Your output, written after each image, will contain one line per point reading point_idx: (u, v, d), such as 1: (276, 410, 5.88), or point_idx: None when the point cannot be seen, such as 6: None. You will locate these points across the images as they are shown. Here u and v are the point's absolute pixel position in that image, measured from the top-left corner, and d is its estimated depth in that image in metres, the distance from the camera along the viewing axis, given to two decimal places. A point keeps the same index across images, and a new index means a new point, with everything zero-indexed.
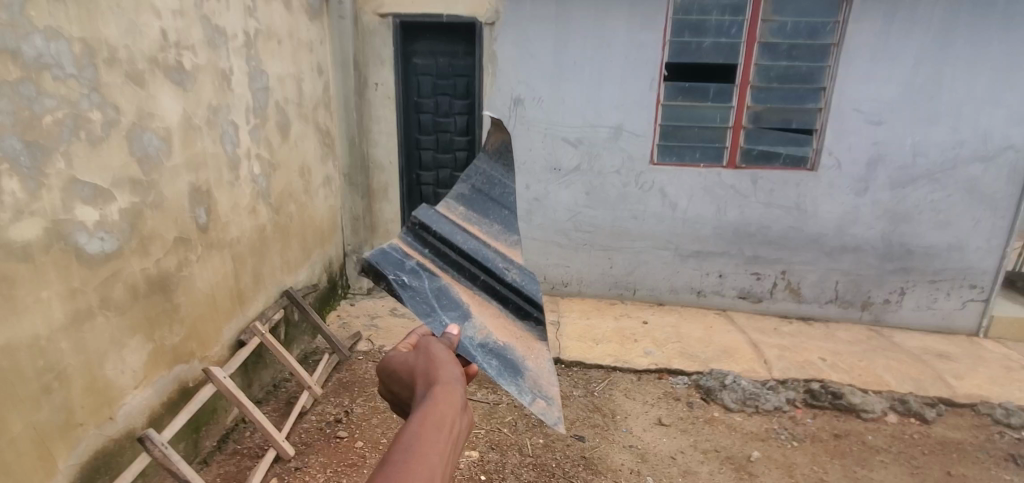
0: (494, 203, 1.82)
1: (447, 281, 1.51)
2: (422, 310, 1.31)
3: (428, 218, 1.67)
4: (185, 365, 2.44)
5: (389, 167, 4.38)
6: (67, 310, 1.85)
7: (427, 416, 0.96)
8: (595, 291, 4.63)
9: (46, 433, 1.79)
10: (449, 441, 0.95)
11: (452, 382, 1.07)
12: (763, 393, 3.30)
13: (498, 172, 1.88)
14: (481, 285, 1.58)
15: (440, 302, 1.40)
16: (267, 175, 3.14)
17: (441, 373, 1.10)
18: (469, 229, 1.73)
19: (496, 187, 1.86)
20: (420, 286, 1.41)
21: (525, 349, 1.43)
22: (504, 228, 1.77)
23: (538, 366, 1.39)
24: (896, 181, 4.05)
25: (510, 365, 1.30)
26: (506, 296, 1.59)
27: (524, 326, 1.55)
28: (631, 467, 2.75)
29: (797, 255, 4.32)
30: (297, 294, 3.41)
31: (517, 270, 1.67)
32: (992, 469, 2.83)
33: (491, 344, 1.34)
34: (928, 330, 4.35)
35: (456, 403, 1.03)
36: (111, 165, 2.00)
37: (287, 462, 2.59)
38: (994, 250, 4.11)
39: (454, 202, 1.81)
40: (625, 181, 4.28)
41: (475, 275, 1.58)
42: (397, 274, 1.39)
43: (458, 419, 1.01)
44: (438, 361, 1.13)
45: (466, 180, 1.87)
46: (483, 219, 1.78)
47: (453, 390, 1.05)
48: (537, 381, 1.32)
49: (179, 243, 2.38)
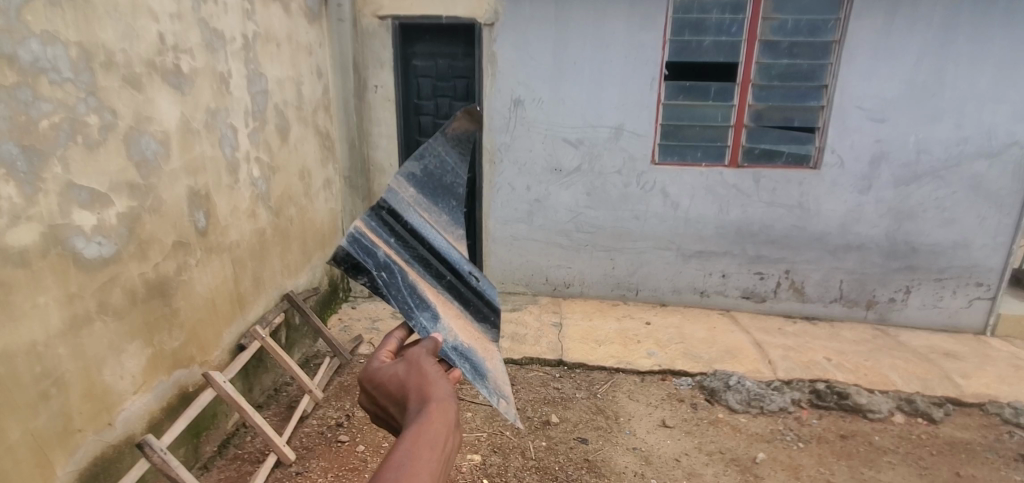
0: (444, 192, 1.80)
1: (417, 277, 1.51)
2: (403, 309, 1.31)
3: (397, 205, 1.64)
4: (184, 370, 2.42)
5: (389, 169, 4.38)
6: (64, 315, 1.84)
7: (421, 435, 0.94)
8: (597, 292, 4.61)
9: (45, 440, 1.78)
10: (442, 462, 0.93)
11: (445, 398, 1.06)
12: (768, 394, 3.26)
13: (452, 159, 1.84)
14: (446, 285, 1.62)
15: (416, 301, 1.39)
16: (267, 178, 3.13)
17: (434, 389, 1.08)
18: (423, 217, 1.70)
19: (449, 173, 1.83)
20: (395, 281, 1.38)
21: (490, 351, 1.50)
22: (452, 220, 1.78)
23: (498, 368, 1.44)
24: (900, 179, 4.02)
25: (479, 369, 1.34)
26: (467, 299, 1.65)
27: (483, 328, 1.62)
28: (635, 470, 2.72)
29: (800, 254, 4.29)
30: (297, 297, 3.38)
31: (475, 275, 1.74)
32: (1003, 469, 2.79)
33: (463, 347, 1.38)
34: (933, 329, 4.31)
35: (450, 421, 1.01)
36: (108, 170, 1.99)
37: (287, 467, 2.57)
38: (999, 247, 4.07)
39: (404, 182, 1.73)
40: (626, 181, 4.26)
41: (442, 275, 1.62)
42: (375, 268, 1.34)
43: (450, 438, 0.98)
44: (430, 377, 1.11)
45: (418, 160, 1.78)
46: (431, 206, 1.76)
47: (447, 407, 1.03)
48: (499, 383, 1.36)
49: (177, 247, 2.37)
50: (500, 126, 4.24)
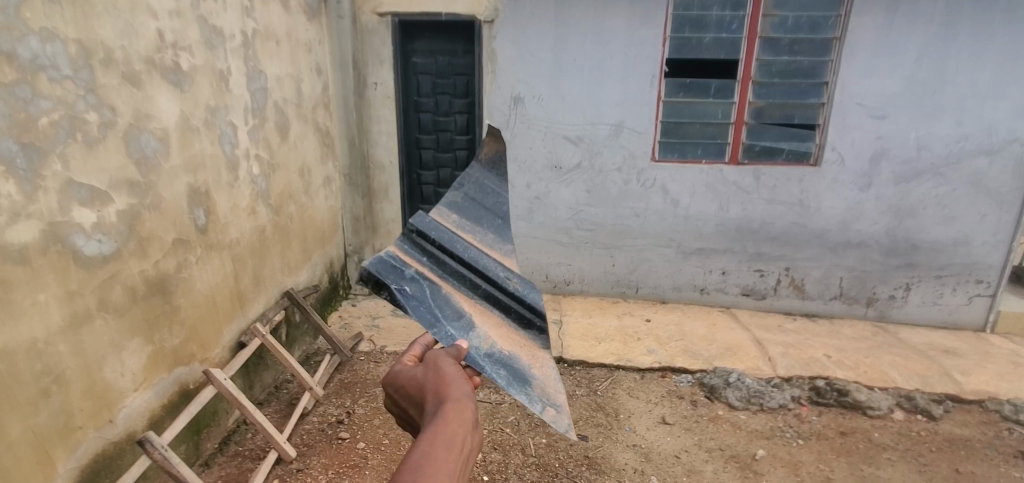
0: (487, 212, 1.87)
1: (448, 290, 1.57)
2: (428, 321, 1.38)
3: (425, 225, 1.71)
4: (185, 367, 2.43)
5: (389, 167, 4.38)
6: (64, 313, 1.84)
7: (438, 435, 0.96)
8: (597, 290, 4.61)
9: (45, 437, 1.78)
10: (461, 461, 0.95)
11: (463, 399, 1.08)
12: (768, 391, 3.26)
13: (490, 184, 1.93)
14: (482, 295, 1.65)
15: (444, 313, 1.46)
16: (266, 175, 3.12)
17: (452, 390, 1.11)
18: (468, 237, 1.76)
19: (489, 196, 1.91)
20: (422, 295, 1.46)
21: (528, 356, 1.53)
22: (499, 237, 1.82)
23: (544, 375, 1.49)
24: (900, 176, 4.01)
25: (518, 375, 1.40)
26: (507, 305, 1.66)
27: (525, 333, 1.62)
28: (635, 466, 2.73)
29: (801, 251, 4.29)
30: (298, 295, 3.39)
31: (517, 280, 1.74)
32: (1002, 466, 2.80)
33: (498, 354, 1.42)
34: (933, 326, 4.31)
35: (467, 421, 1.03)
36: (108, 167, 1.98)
37: (288, 464, 2.58)
38: (1000, 244, 4.06)
39: (446, 210, 1.81)
40: (626, 178, 4.26)
41: (478, 285, 1.66)
42: (401, 285, 1.43)
43: (468, 437, 1.00)
44: (448, 378, 1.14)
45: (458, 188, 1.89)
46: (476, 227, 1.82)
47: (464, 407, 1.06)
48: (544, 389, 1.43)
49: (177, 245, 2.37)
50: (500, 124, 4.23)
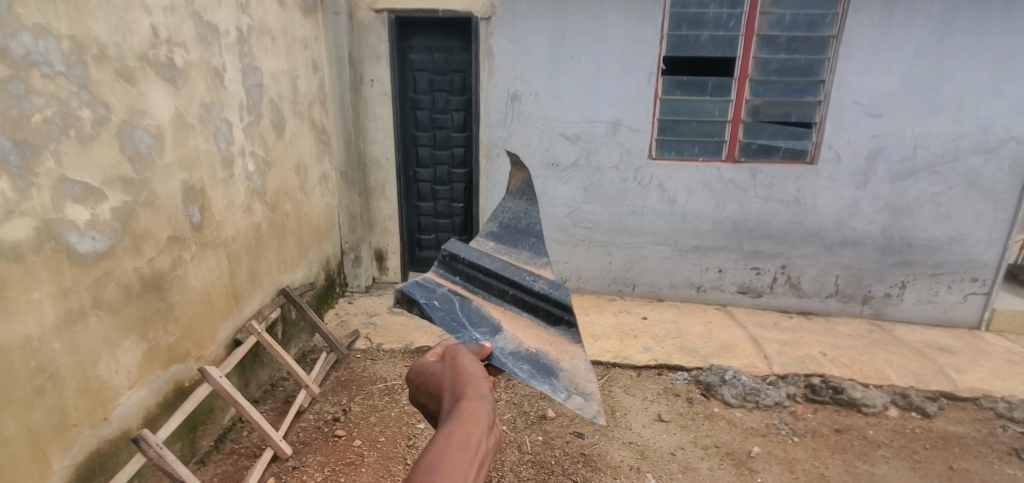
0: (521, 233, 1.85)
1: (478, 301, 1.64)
2: (451, 327, 1.47)
3: (456, 249, 1.77)
4: (180, 365, 2.42)
5: (386, 164, 4.37)
6: (59, 310, 1.83)
7: (454, 435, 0.95)
8: (594, 287, 4.62)
9: (40, 435, 1.78)
10: (476, 463, 0.93)
11: (479, 398, 1.07)
12: (764, 388, 3.27)
13: (522, 206, 1.91)
14: (510, 300, 1.66)
15: (472, 320, 1.53)
16: (262, 173, 3.11)
17: (470, 389, 1.10)
18: (503, 258, 1.77)
19: (523, 218, 1.89)
20: (449, 307, 1.56)
21: (557, 351, 1.50)
22: (534, 252, 1.79)
23: (575, 367, 1.46)
24: (897, 174, 4.02)
25: (544, 368, 1.40)
26: (535, 305, 1.64)
27: (555, 331, 1.59)
28: (631, 463, 2.74)
29: (797, 249, 4.30)
30: (295, 292, 3.39)
31: (544, 280, 1.70)
32: (996, 463, 2.81)
33: (523, 351, 1.44)
34: (929, 324, 4.33)
35: (483, 421, 1.01)
36: (102, 164, 1.97)
37: (284, 462, 2.58)
38: (995, 243, 4.08)
39: (484, 238, 1.87)
40: (623, 176, 4.26)
41: (505, 291, 1.67)
42: (430, 300, 1.55)
43: (484, 439, 0.98)
44: (468, 378, 1.14)
45: (495, 219, 1.93)
46: (512, 248, 1.82)
47: (480, 408, 1.04)
48: (573, 379, 1.40)
49: (172, 242, 2.36)
50: (497, 121, 4.23)
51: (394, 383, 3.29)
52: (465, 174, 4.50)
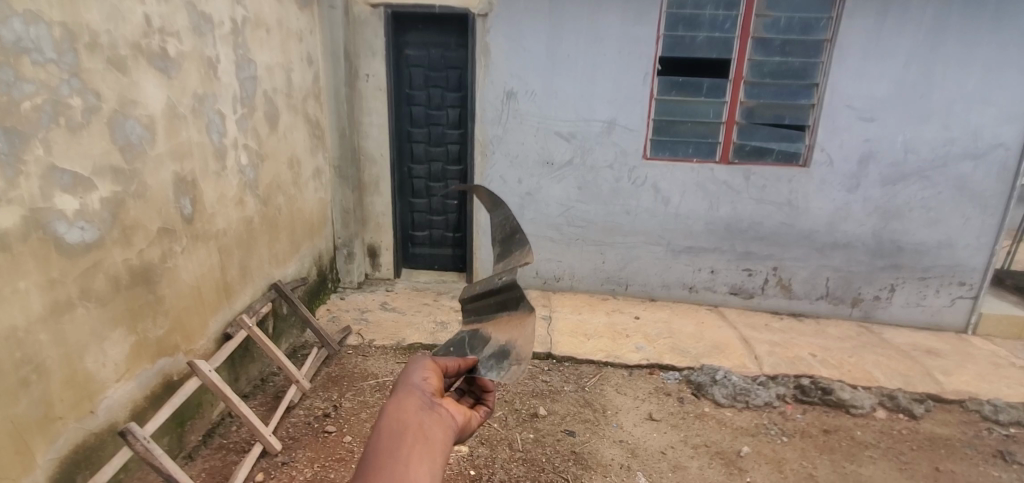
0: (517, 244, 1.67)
1: (482, 326, 1.59)
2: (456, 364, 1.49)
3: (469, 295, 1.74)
4: (169, 359, 2.40)
5: (380, 160, 4.35)
6: (46, 301, 1.81)
7: (385, 429, 1.16)
8: (587, 286, 4.62)
9: (25, 428, 1.75)
10: (414, 444, 1.14)
11: (411, 387, 1.28)
12: (754, 389, 3.29)
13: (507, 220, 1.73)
14: (498, 309, 1.58)
15: (469, 346, 1.53)
16: (255, 166, 3.09)
17: (407, 382, 1.30)
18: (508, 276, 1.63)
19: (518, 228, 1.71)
20: (459, 344, 1.56)
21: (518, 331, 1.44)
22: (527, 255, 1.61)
23: (526, 338, 1.40)
24: (888, 178, 4.06)
25: (500, 354, 1.43)
26: (506, 302, 1.55)
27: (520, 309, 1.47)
28: (621, 462, 2.74)
29: (789, 251, 4.33)
30: (286, 287, 3.36)
31: (507, 270, 1.57)
32: (981, 465, 2.85)
33: (494, 348, 1.46)
34: (916, 327, 4.38)
35: (416, 410, 1.22)
36: (92, 153, 1.95)
37: (274, 457, 2.56)
38: (983, 247, 4.13)
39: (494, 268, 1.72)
40: (617, 176, 4.27)
41: (491, 304, 1.61)
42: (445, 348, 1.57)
43: (420, 422, 1.20)
44: (408, 373, 1.33)
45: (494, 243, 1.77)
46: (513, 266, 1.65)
47: (414, 398, 1.25)
48: (522, 354, 1.37)
49: (163, 234, 2.33)
50: (491, 118, 4.22)
51: (386, 380, 3.27)
52: (459, 171, 4.49)
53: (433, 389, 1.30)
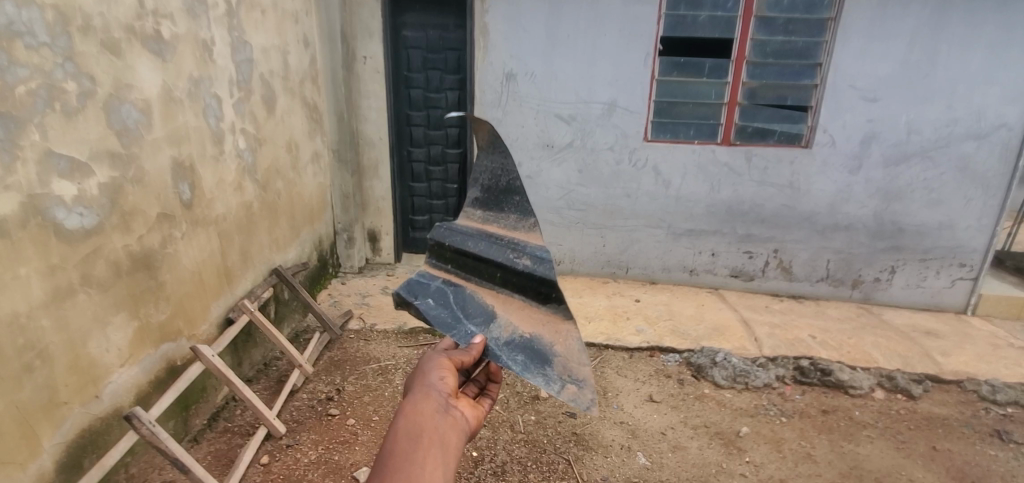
0: (505, 195, 1.66)
1: (472, 288, 1.58)
2: (449, 325, 1.47)
3: (441, 234, 1.66)
4: (172, 344, 2.41)
5: (378, 143, 4.31)
6: (47, 287, 1.81)
7: (401, 430, 1.16)
8: (587, 270, 4.63)
9: (30, 413, 1.77)
10: (429, 446, 1.14)
11: (427, 387, 1.27)
12: (753, 370, 3.31)
13: (498, 163, 1.66)
14: (501, 282, 1.57)
15: (465, 311, 1.52)
16: (253, 150, 3.07)
17: (423, 382, 1.29)
18: (492, 229, 1.65)
19: (504, 176, 1.66)
20: (447, 302, 1.54)
21: (554, 333, 1.42)
22: (521, 215, 1.63)
23: (569, 350, 1.38)
24: (890, 159, 4.03)
25: (537, 356, 1.37)
26: (523, 286, 1.53)
27: (547, 309, 1.47)
28: (622, 443, 2.78)
29: (789, 234, 4.32)
30: (286, 272, 3.35)
31: (530, 254, 1.53)
32: (978, 444, 2.88)
33: (517, 338, 1.42)
34: (916, 308, 4.39)
35: (433, 412, 1.21)
36: (88, 138, 1.93)
37: (278, 440, 2.59)
38: (984, 229, 4.12)
39: (472, 209, 1.74)
40: (618, 158, 4.24)
41: (494, 273, 1.57)
42: (424, 298, 1.54)
43: (435, 424, 1.19)
44: (426, 371, 1.32)
45: (475, 181, 1.73)
46: (500, 216, 1.68)
47: (430, 399, 1.24)
48: (567, 364, 1.35)
49: (162, 220, 2.33)
50: (491, 101, 4.18)
51: (388, 363, 3.30)
52: (459, 154, 4.47)
53: (450, 391, 1.29)
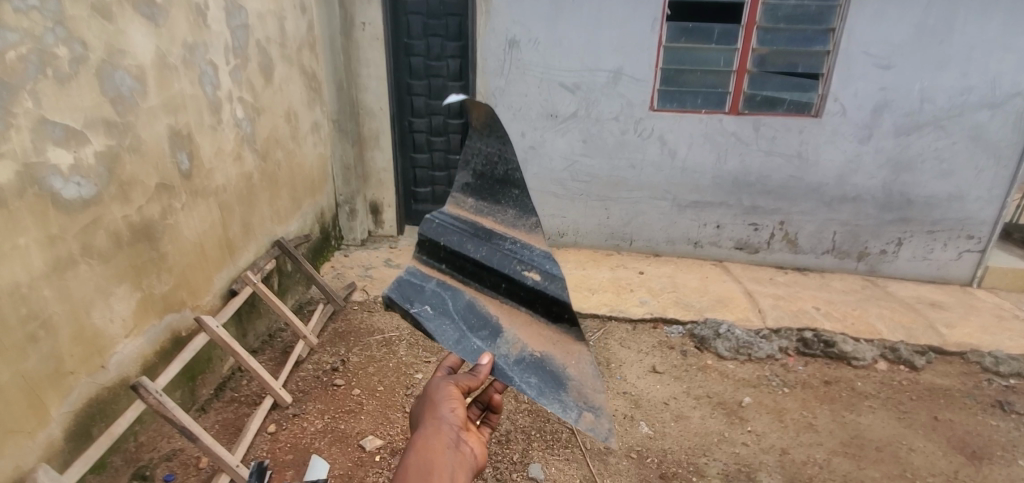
0: (501, 185, 1.53)
1: (472, 294, 1.45)
2: (454, 339, 1.32)
3: (435, 230, 1.48)
4: (176, 315, 2.41)
5: (379, 113, 4.24)
6: (47, 258, 1.79)
7: (412, 467, 1.17)
8: (591, 242, 4.60)
9: (36, 382, 1.78)
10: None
11: (439, 421, 1.27)
12: (756, 341, 3.32)
13: (494, 147, 1.49)
14: (505, 293, 1.47)
15: (469, 323, 1.38)
16: (251, 119, 3.01)
17: (434, 413, 1.30)
18: (487, 224, 1.54)
19: (500, 164, 1.50)
20: (447, 310, 1.39)
21: (565, 354, 1.38)
22: (520, 211, 1.52)
23: (582, 374, 1.35)
24: (902, 128, 3.94)
25: (550, 379, 1.31)
26: (531, 301, 1.45)
27: (556, 328, 1.43)
28: (625, 413, 2.80)
29: (796, 205, 4.27)
30: (288, 244, 3.33)
31: (540, 269, 1.45)
32: (979, 414, 2.90)
33: (527, 357, 1.35)
34: (921, 280, 4.37)
35: (443, 447, 1.23)
36: (83, 105, 1.89)
37: (285, 409, 2.62)
38: (994, 200, 4.05)
39: (460, 195, 1.58)
40: (623, 128, 4.16)
41: (499, 283, 1.46)
42: (421, 305, 1.37)
43: (445, 461, 1.21)
44: (436, 401, 1.32)
45: (465, 164, 1.56)
46: (495, 208, 1.56)
47: (441, 434, 1.25)
48: (581, 389, 1.32)
49: (161, 190, 2.30)
50: (493, 69, 4.09)
51: (392, 335, 3.31)
52: (461, 125, 4.42)
53: (460, 424, 1.30)
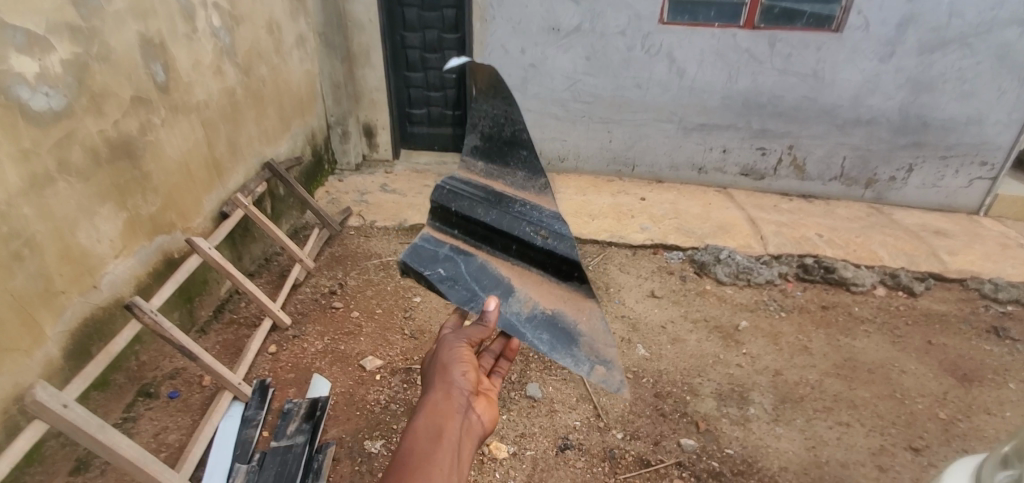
0: (511, 147, 1.42)
1: (484, 258, 1.40)
2: (465, 300, 1.33)
3: (445, 196, 1.42)
4: (167, 236, 2.36)
5: (369, 26, 3.98)
6: (22, 174, 1.71)
7: (419, 429, 1.11)
8: (592, 168, 4.48)
9: (26, 300, 1.75)
10: (449, 448, 1.09)
11: (449, 385, 1.22)
12: (757, 267, 3.29)
13: (501, 109, 1.37)
14: (516, 254, 1.40)
15: (481, 285, 1.36)
16: (230, 30, 2.80)
17: (444, 377, 1.25)
18: (496, 188, 1.44)
19: (507, 126, 1.39)
20: (460, 273, 1.38)
21: (576, 310, 1.32)
22: (530, 173, 1.41)
23: (594, 331, 1.29)
24: (927, 45, 3.69)
25: (562, 335, 1.29)
26: (543, 262, 1.37)
27: (569, 285, 1.34)
28: (622, 335, 2.82)
29: (807, 128, 4.11)
30: (279, 166, 3.22)
31: (549, 229, 1.36)
32: (973, 339, 2.92)
33: (539, 314, 1.32)
34: (928, 208, 4.29)
35: (452, 411, 1.17)
36: (40, 6, 1.73)
37: (284, 331, 2.63)
38: (1013, 124, 3.88)
39: (468, 160, 1.48)
40: (629, 44, 3.92)
41: (509, 245, 1.39)
42: (434, 270, 1.36)
43: (455, 424, 1.14)
44: (446, 364, 1.27)
45: (472, 128, 1.45)
46: (504, 172, 1.45)
47: (451, 398, 1.19)
48: (593, 344, 1.28)
49: (138, 105, 2.17)
50: None
51: (389, 259, 3.28)
52: (457, 39, 4.16)
53: (471, 389, 1.24)
